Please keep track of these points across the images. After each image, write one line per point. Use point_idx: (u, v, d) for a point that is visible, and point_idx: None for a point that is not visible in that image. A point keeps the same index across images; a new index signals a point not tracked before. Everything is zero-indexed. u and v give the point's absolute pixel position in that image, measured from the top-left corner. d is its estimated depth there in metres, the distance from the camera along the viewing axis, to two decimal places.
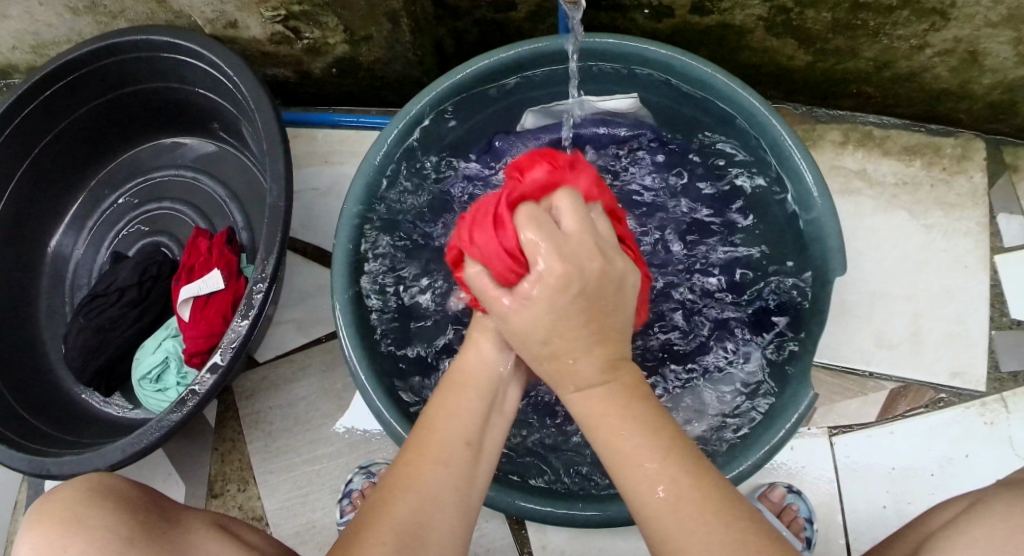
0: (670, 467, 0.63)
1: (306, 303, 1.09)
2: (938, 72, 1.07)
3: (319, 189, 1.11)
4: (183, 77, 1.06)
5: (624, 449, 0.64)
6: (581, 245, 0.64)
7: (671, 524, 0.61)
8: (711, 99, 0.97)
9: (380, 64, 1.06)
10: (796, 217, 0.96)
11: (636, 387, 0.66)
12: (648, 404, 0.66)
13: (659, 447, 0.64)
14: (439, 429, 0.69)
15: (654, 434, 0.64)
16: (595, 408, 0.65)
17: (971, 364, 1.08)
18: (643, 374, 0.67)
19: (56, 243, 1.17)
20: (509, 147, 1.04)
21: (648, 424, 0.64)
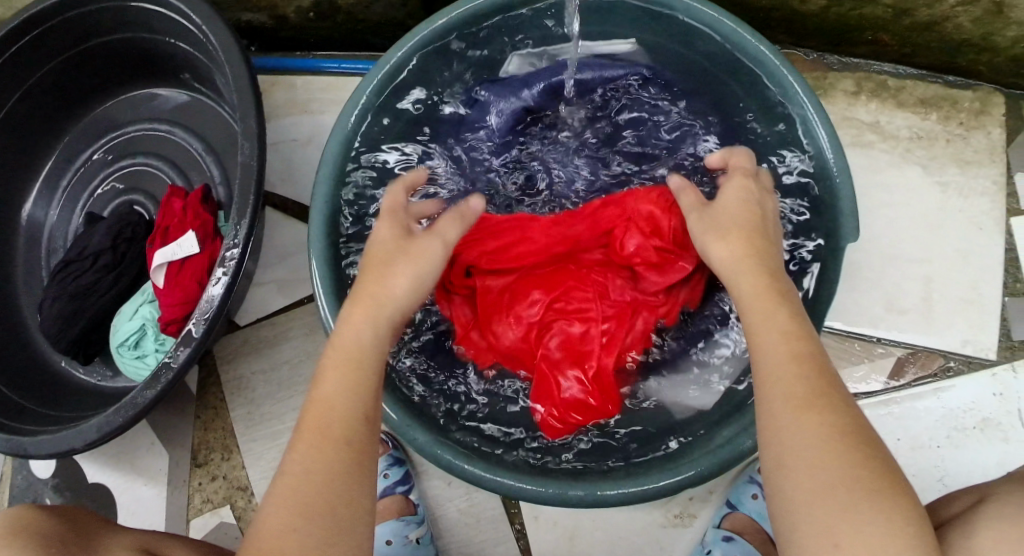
0: (811, 413, 0.59)
1: (287, 262, 1.03)
2: (960, 21, 1.00)
3: (299, 140, 1.05)
4: (151, 27, 1.00)
5: (791, 414, 0.59)
6: (740, 206, 0.74)
7: (791, 448, 0.58)
8: (720, 44, 0.91)
9: (359, 6, 1.00)
10: (808, 179, 0.90)
11: (793, 346, 0.63)
12: (806, 382, 0.60)
13: (831, 411, 0.59)
14: (328, 408, 0.64)
15: (804, 376, 0.61)
16: (754, 311, 0.66)
17: (983, 330, 1.03)
18: (811, 354, 0.62)
19: (28, 210, 1.11)
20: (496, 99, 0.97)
21: (800, 371, 0.61)
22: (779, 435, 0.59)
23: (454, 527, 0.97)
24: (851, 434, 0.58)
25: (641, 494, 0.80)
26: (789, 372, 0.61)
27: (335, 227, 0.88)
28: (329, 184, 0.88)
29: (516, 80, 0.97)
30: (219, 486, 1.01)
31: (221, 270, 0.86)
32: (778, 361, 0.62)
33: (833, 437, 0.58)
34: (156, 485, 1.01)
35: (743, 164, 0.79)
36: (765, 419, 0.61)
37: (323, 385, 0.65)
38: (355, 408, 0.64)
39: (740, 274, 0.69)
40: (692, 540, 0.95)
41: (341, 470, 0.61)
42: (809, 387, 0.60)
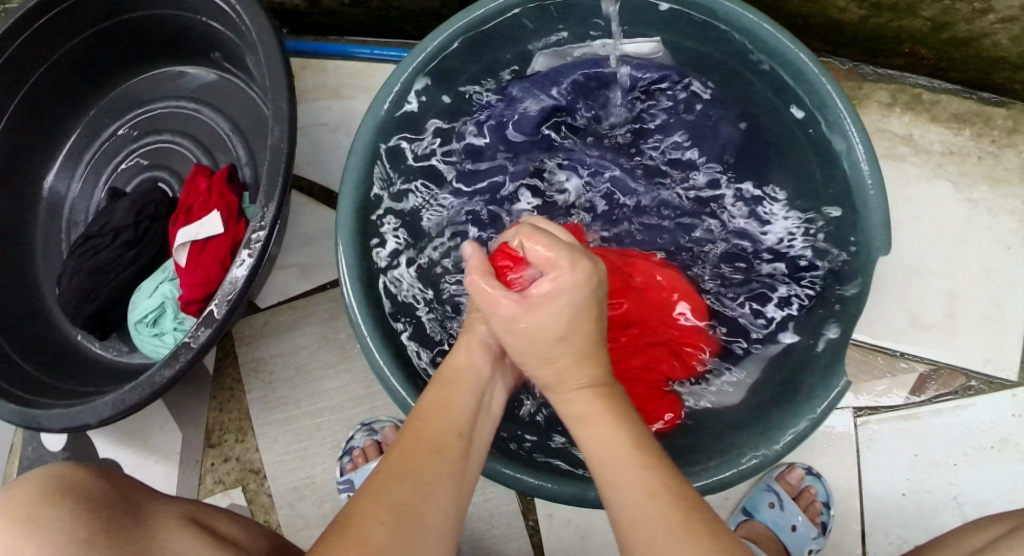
0: (715, 537, 0.59)
1: (311, 247, 1.03)
2: (999, 38, 1.00)
3: (328, 125, 1.04)
4: (183, 4, 0.99)
5: (646, 541, 0.60)
6: (599, 312, 0.71)
7: (623, 515, 0.62)
8: (755, 49, 0.90)
9: None
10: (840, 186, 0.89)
11: (641, 498, 0.61)
12: (674, 526, 0.59)
13: (702, 546, 0.59)
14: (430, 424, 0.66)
15: (676, 511, 0.60)
16: (587, 420, 0.67)
17: (1005, 350, 1.03)
18: (661, 502, 0.61)
19: (51, 181, 1.10)
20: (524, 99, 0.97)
21: (644, 485, 0.62)
22: (621, 514, 0.62)
23: (467, 522, 0.97)
24: (683, 511, 0.60)
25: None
26: (625, 474, 0.63)
27: (364, 213, 0.88)
28: (360, 171, 0.87)
29: (544, 76, 0.97)
30: (231, 468, 1.00)
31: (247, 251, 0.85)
32: (598, 445, 0.66)
33: (713, 546, 0.59)
34: (168, 465, 1.01)
35: (584, 283, 0.68)
36: (615, 501, 0.63)
37: (428, 402, 0.68)
38: (454, 427, 0.66)
39: (561, 371, 0.68)
40: None
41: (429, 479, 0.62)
42: (636, 496, 0.62)
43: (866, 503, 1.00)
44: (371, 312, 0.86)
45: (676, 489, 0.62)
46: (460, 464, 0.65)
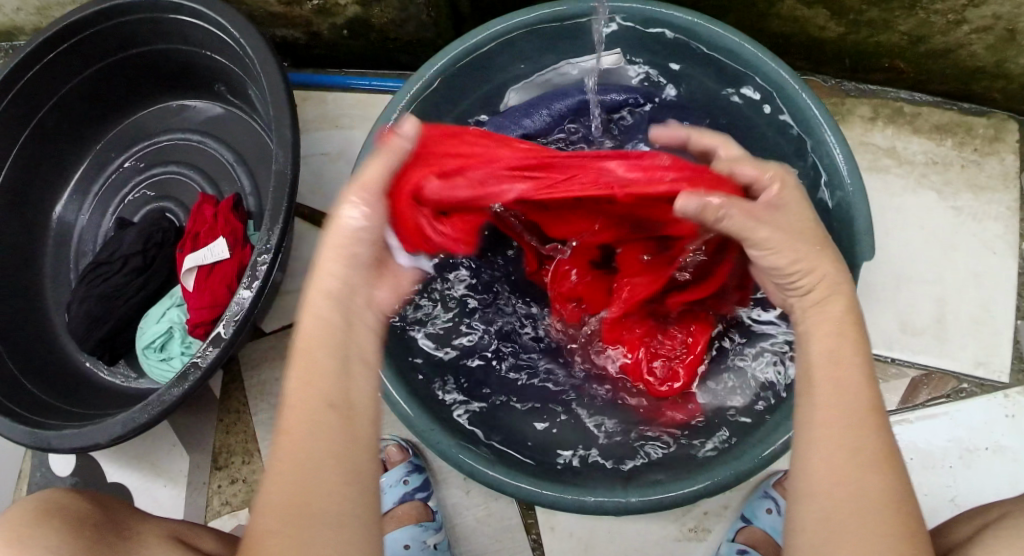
0: (891, 508, 0.58)
1: (313, 271, 1.06)
2: (974, 49, 1.03)
3: (329, 153, 1.08)
4: (188, 39, 1.04)
5: (823, 475, 0.59)
6: (832, 329, 0.65)
7: (845, 553, 0.57)
8: (734, 67, 0.93)
9: (392, 24, 1.04)
10: (821, 192, 0.92)
11: (836, 463, 0.59)
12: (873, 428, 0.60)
13: (879, 449, 0.59)
14: (306, 399, 0.60)
15: (872, 484, 0.58)
16: (841, 424, 0.60)
17: (996, 353, 1.05)
18: (856, 399, 0.60)
19: (59, 211, 1.14)
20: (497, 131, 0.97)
21: (858, 477, 0.58)
22: (822, 494, 0.59)
23: (470, 535, 0.98)
24: (904, 505, 0.58)
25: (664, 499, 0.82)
26: (830, 443, 0.60)
27: None
28: None
29: (516, 110, 0.97)
30: (238, 489, 1.02)
31: (254, 273, 0.88)
32: (818, 426, 0.60)
33: (898, 534, 0.57)
34: (176, 487, 1.03)
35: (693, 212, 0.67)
36: (819, 496, 0.59)
37: (294, 377, 0.61)
38: (332, 391, 0.60)
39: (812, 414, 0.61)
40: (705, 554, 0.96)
41: (303, 461, 0.58)
42: (868, 492, 0.58)
43: None
44: None
45: (903, 496, 0.59)
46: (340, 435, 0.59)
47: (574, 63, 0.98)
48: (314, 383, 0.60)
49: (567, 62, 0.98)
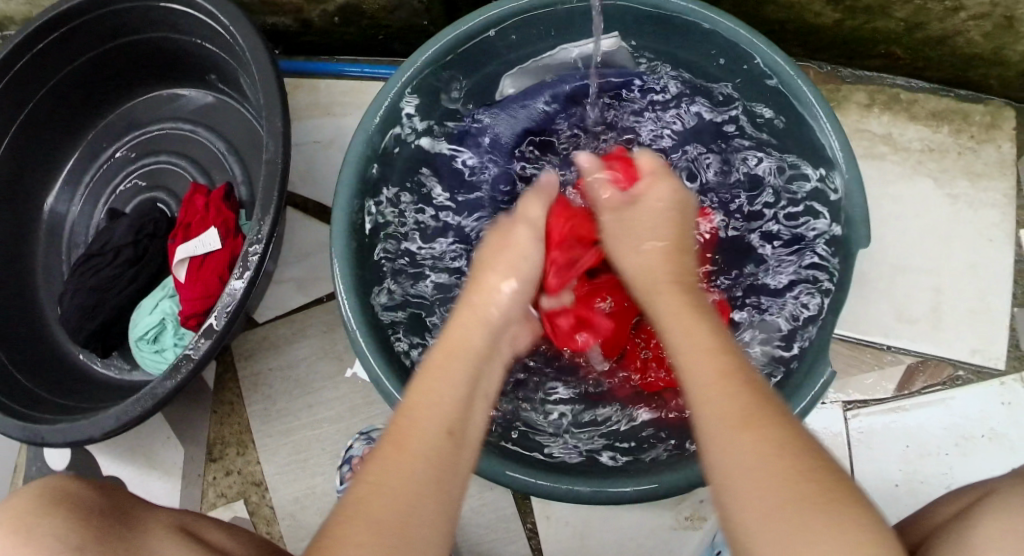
0: (750, 427, 0.58)
1: (306, 261, 1.05)
2: (971, 36, 1.02)
3: (321, 143, 1.07)
4: (179, 26, 1.02)
5: (702, 392, 0.62)
6: (653, 213, 0.82)
7: (732, 466, 0.57)
8: (727, 48, 0.91)
9: (384, 12, 1.03)
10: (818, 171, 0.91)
11: (719, 363, 0.63)
12: (696, 328, 0.68)
13: (716, 366, 0.63)
14: (420, 419, 0.62)
15: (735, 397, 0.60)
16: (693, 326, 0.68)
17: (992, 340, 1.05)
18: (732, 357, 0.64)
19: (50, 201, 1.13)
20: (493, 120, 1.00)
21: (731, 395, 0.61)
22: (706, 412, 0.61)
23: (466, 526, 0.98)
24: (767, 409, 0.60)
25: (666, 489, 0.81)
26: (702, 354, 0.64)
27: (357, 223, 0.90)
28: (354, 182, 0.89)
29: (513, 99, 1.00)
30: (233, 481, 1.02)
31: (246, 264, 0.87)
32: (682, 329, 0.68)
33: (792, 456, 0.57)
34: (170, 479, 1.02)
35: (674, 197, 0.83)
36: (700, 408, 0.62)
37: (415, 388, 0.64)
38: (447, 417, 0.62)
39: (653, 282, 0.76)
40: (701, 543, 0.95)
41: (429, 492, 0.59)
42: (736, 416, 0.59)
43: None
44: (367, 327, 0.87)
45: (761, 405, 0.60)
46: (449, 470, 0.60)
47: (568, 49, 0.98)
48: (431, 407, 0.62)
49: (562, 47, 0.98)
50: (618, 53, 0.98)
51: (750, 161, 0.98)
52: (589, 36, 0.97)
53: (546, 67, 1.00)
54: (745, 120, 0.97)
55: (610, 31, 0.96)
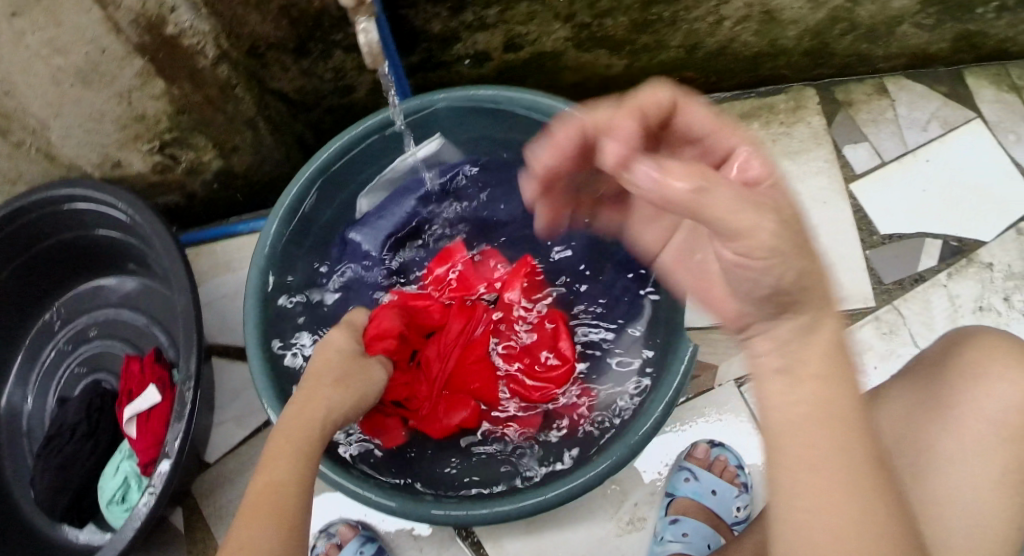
0: (863, 493, 0.65)
1: (239, 397, 1.17)
2: (744, 38, 1.17)
3: (228, 295, 1.21)
4: (85, 222, 1.19)
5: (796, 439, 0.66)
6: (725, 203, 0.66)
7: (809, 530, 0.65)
8: (527, 115, 1.06)
9: (253, 167, 1.24)
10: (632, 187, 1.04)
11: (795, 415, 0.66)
12: (811, 391, 0.67)
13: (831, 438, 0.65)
14: (273, 481, 0.72)
15: (841, 456, 0.65)
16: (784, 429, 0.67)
17: (853, 286, 1.19)
18: (834, 413, 0.66)
19: (5, 399, 1.26)
20: (357, 238, 1.13)
21: (828, 491, 0.64)
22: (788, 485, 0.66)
23: None
24: (859, 497, 0.64)
25: (590, 482, 0.91)
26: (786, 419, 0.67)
27: (268, 349, 1.01)
28: (257, 317, 1.01)
29: (369, 215, 1.13)
30: None
31: (181, 401, 1.02)
32: (793, 400, 0.67)
33: (862, 519, 0.64)
34: None
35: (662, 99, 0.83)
36: (797, 460, 0.66)
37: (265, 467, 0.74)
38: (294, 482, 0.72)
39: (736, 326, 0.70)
40: (646, 539, 1.04)
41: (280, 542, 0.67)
42: (824, 483, 0.64)
43: None
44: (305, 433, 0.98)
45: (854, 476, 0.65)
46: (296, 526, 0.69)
47: (396, 163, 1.12)
48: (283, 469, 0.73)
49: (395, 160, 1.12)
50: (441, 150, 1.12)
51: None
52: (409, 147, 1.11)
53: (387, 182, 1.14)
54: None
55: (430, 135, 1.10)
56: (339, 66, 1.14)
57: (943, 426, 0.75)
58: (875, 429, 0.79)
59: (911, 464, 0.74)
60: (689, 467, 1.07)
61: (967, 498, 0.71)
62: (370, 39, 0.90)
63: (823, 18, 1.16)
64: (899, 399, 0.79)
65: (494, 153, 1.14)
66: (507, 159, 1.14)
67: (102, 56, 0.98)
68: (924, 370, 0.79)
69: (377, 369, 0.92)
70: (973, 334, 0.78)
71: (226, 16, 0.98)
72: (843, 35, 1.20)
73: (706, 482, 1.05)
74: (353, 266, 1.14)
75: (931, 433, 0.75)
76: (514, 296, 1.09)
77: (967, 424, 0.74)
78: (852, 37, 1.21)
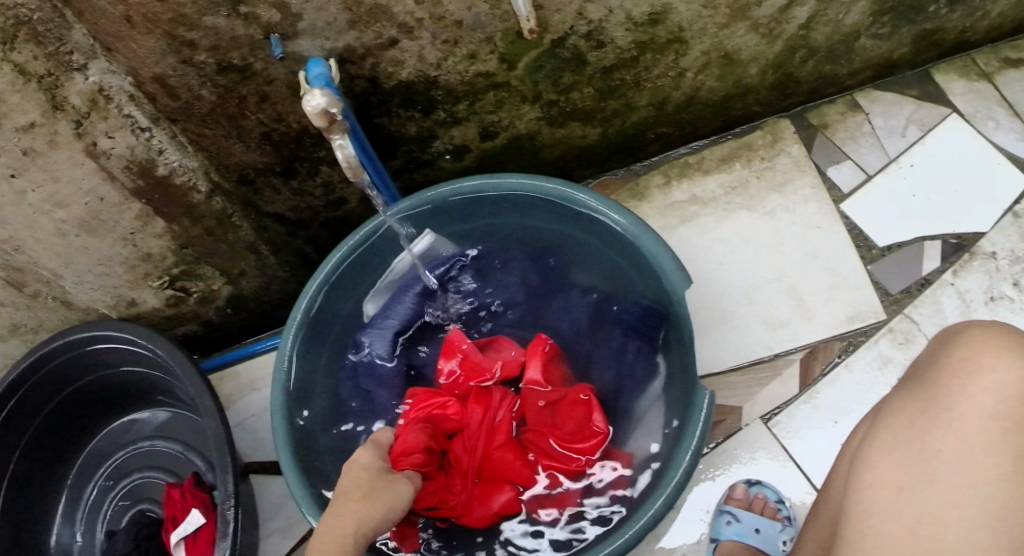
0: None
1: (282, 510, 1.19)
2: (710, 84, 1.20)
3: (257, 412, 1.24)
4: (107, 361, 1.23)
5: None
6: None
7: None
8: (505, 195, 1.09)
9: (261, 289, 1.28)
10: (621, 244, 1.07)
11: None
12: None
13: None
14: None
15: None
16: None
17: (862, 303, 1.19)
18: None
19: (56, 540, 1.28)
20: (369, 343, 1.14)
21: None
22: None
23: None
24: None
25: (626, 544, 0.92)
26: None
27: (301, 462, 1.03)
28: (285, 433, 1.03)
29: (376, 319, 1.14)
30: None
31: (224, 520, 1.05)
32: None
33: None
34: None
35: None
36: None
37: None
38: None
39: None
40: None
41: None
42: None
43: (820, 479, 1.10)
44: None
45: None
46: None
47: (396, 264, 1.15)
48: None
49: (393, 262, 1.15)
50: (434, 245, 1.15)
51: (577, 268, 1.15)
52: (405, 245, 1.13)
53: (388, 286, 1.16)
54: (556, 239, 1.14)
55: (423, 231, 1.13)
56: (327, 180, 1.18)
57: (946, 427, 0.73)
58: (880, 441, 0.76)
59: (920, 472, 0.72)
60: (729, 510, 1.07)
61: (985, 493, 0.69)
62: (348, 153, 0.94)
63: (781, 51, 1.19)
64: (899, 406, 0.77)
65: (485, 239, 1.17)
66: (498, 241, 1.17)
67: (102, 205, 1.02)
68: (919, 377, 0.78)
69: (405, 485, 0.90)
70: (961, 332, 0.79)
71: (212, 149, 1.07)
72: (804, 61, 1.23)
73: (748, 522, 1.04)
74: (367, 374, 1.14)
75: (937, 435, 0.72)
76: (533, 379, 1.10)
77: (968, 421, 0.72)
78: (813, 61, 1.23)
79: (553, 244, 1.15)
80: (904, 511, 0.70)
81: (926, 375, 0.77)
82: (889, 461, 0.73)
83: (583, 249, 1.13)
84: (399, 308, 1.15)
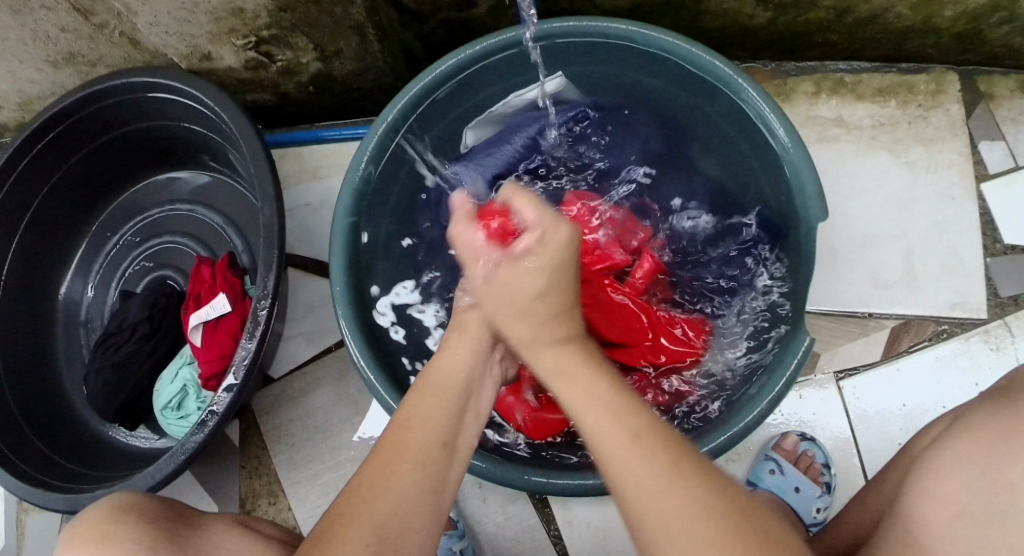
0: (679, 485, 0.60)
1: (313, 316, 1.13)
2: (899, 11, 1.08)
3: (312, 204, 1.15)
4: (166, 113, 1.11)
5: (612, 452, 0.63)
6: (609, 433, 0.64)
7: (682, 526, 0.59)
8: (657, 56, 0.98)
9: (353, 75, 1.16)
10: (764, 150, 0.97)
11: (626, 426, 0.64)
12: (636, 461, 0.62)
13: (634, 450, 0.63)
14: (412, 429, 0.68)
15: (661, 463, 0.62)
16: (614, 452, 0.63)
17: (969, 293, 1.10)
18: (638, 442, 0.63)
19: (65, 290, 1.21)
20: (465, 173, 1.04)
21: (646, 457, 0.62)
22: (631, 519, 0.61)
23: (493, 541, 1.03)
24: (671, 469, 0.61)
25: None
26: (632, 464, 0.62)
27: (352, 272, 0.96)
28: (345, 236, 0.96)
29: (479, 149, 1.05)
30: None
31: (255, 320, 0.95)
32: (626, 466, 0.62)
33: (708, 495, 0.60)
34: None
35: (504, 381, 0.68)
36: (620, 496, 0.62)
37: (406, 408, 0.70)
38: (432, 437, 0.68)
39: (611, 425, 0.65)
40: None
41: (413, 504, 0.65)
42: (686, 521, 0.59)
43: (866, 458, 1.05)
44: (381, 372, 0.92)
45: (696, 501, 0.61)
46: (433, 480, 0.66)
47: (517, 96, 1.04)
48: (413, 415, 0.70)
49: (512, 94, 1.05)
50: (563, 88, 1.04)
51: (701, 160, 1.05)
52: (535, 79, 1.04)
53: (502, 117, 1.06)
54: (689, 123, 1.04)
55: (554, 68, 1.03)
56: None
57: None
58: (949, 452, 0.71)
59: (983, 499, 0.67)
60: (775, 458, 1.05)
61: None
62: None
63: (985, 3, 1.06)
64: (982, 420, 0.71)
65: (613, 98, 1.06)
66: (628, 104, 1.06)
67: None
68: (1011, 394, 0.72)
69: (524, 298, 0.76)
70: None
71: None
72: (999, 24, 1.09)
73: (790, 479, 1.03)
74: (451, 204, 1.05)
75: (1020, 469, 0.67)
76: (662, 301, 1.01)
77: None
78: (1009, 27, 1.09)
79: (684, 128, 1.05)
80: (957, 534, 0.67)
81: (1013, 392, 0.72)
82: (956, 479, 0.69)
83: (715, 140, 1.03)
84: (510, 146, 1.05)
